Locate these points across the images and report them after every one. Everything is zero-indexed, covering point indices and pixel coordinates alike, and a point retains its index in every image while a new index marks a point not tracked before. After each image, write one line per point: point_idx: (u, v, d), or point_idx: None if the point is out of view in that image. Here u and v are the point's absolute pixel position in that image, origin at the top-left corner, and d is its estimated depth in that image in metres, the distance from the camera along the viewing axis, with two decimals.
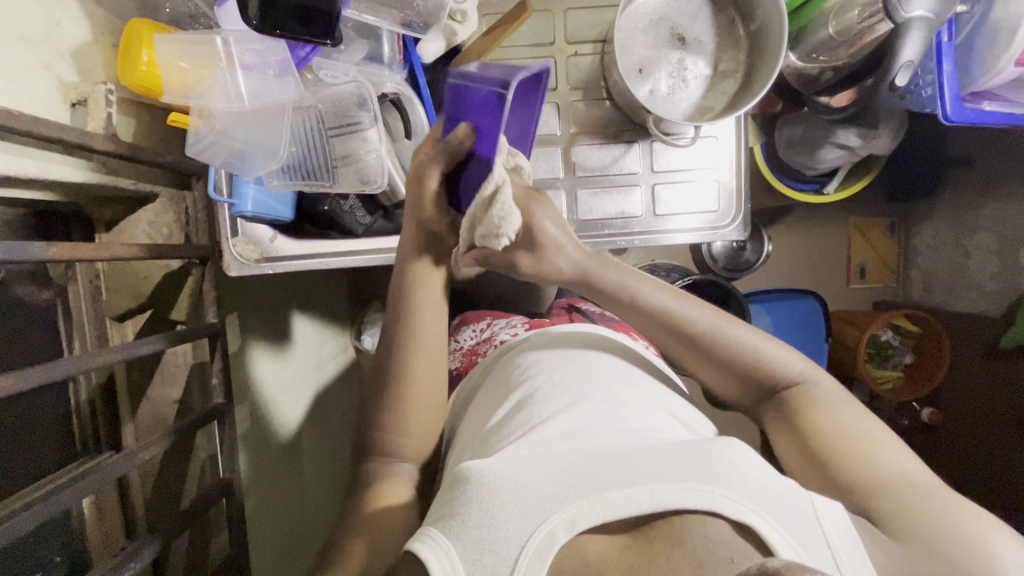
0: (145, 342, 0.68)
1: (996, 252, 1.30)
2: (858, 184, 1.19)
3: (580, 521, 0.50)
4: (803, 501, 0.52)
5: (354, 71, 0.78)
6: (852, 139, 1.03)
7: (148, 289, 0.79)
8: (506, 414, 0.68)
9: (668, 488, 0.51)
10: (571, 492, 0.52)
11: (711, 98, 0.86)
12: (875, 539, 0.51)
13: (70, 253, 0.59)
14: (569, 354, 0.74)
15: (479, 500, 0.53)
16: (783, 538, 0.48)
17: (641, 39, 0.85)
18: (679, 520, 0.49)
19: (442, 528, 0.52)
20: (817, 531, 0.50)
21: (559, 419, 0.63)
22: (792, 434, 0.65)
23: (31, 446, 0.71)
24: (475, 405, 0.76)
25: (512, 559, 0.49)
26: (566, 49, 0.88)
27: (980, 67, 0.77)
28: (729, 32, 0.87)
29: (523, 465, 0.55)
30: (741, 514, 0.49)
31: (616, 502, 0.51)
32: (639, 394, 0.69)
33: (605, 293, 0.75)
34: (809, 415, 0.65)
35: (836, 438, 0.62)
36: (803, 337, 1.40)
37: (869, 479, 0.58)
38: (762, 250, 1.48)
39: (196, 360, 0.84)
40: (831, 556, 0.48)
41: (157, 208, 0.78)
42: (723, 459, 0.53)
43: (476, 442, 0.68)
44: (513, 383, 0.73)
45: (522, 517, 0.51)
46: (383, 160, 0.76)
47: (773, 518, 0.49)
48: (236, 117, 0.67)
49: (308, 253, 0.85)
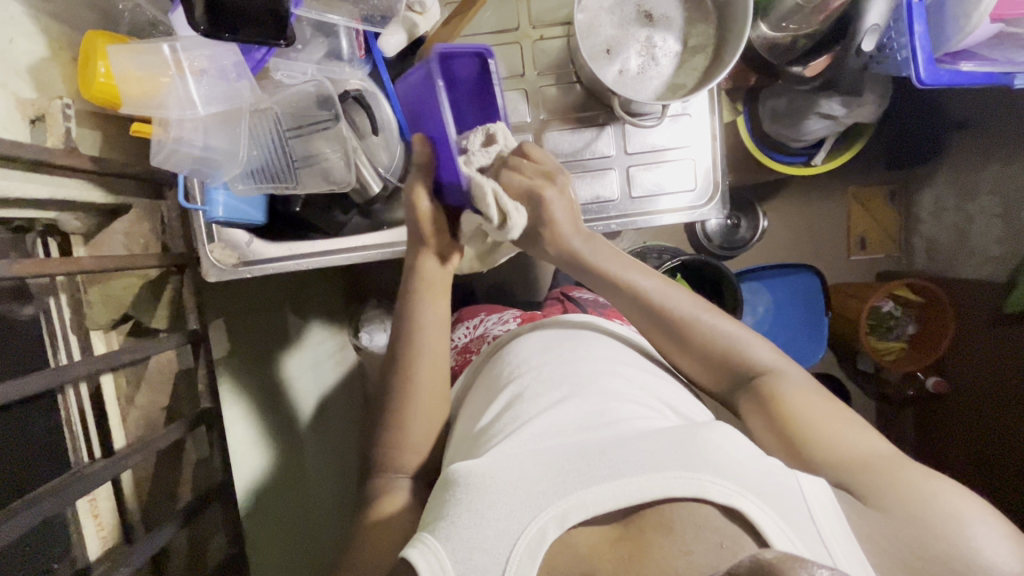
0: (120, 353, 0.70)
1: (998, 215, 1.30)
2: (845, 155, 1.16)
3: (571, 516, 0.50)
4: (793, 484, 0.51)
5: (313, 69, 0.76)
6: (836, 107, 1.02)
7: (129, 299, 0.80)
8: (494, 417, 0.68)
9: (656, 477, 0.50)
10: (560, 487, 0.52)
11: (682, 75, 0.84)
12: (855, 508, 0.51)
13: (35, 269, 0.60)
14: (554, 348, 0.74)
15: (468, 500, 0.53)
16: (775, 526, 0.48)
17: (607, 18, 0.83)
18: (668, 507, 0.49)
19: (433, 532, 0.52)
20: (804, 510, 0.49)
21: (547, 416, 0.63)
22: (768, 420, 0.64)
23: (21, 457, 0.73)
24: (469, 405, 0.76)
25: (504, 556, 0.49)
26: (531, 34, 0.87)
27: (953, 26, 0.74)
28: (698, 6, 0.84)
29: (510, 463, 0.55)
30: (731, 500, 0.49)
31: (605, 495, 0.50)
32: (630, 382, 0.68)
33: (591, 274, 0.74)
34: (785, 402, 0.64)
35: (805, 417, 0.62)
36: (803, 312, 1.39)
37: (843, 456, 0.58)
38: (758, 226, 1.47)
39: (182, 366, 0.87)
40: (818, 534, 0.48)
41: (132, 218, 0.79)
42: (709, 444, 0.53)
43: (465, 444, 0.68)
44: (501, 380, 0.73)
45: (511, 515, 0.51)
46: (347, 157, 0.75)
47: (763, 502, 0.49)
48: (192, 123, 0.66)
49: (284, 255, 0.85)
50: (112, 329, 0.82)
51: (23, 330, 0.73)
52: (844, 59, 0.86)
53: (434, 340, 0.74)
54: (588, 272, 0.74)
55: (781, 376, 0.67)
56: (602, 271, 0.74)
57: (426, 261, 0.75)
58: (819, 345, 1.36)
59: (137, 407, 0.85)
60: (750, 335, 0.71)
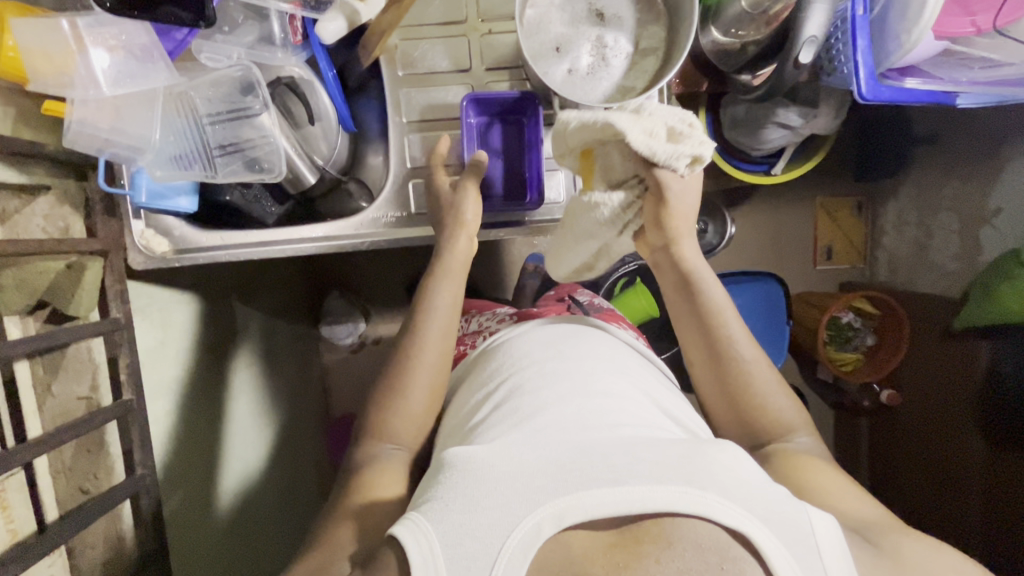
0: (24, 340, 0.68)
1: (957, 231, 1.32)
2: (806, 164, 1.15)
3: (569, 516, 0.49)
4: (800, 514, 0.51)
5: (241, 52, 0.72)
6: (794, 118, 1.02)
7: (45, 283, 0.74)
8: (494, 407, 0.68)
9: (660, 490, 0.49)
10: (560, 485, 0.51)
11: (632, 77, 0.83)
12: (860, 550, 0.53)
13: None
14: (560, 345, 0.75)
15: (464, 484, 0.52)
16: (783, 557, 0.47)
17: (557, 15, 0.82)
18: (670, 522, 0.48)
19: (423, 512, 0.52)
20: (812, 543, 0.49)
21: (554, 414, 0.63)
22: (782, 466, 0.66)
23: None
24: (461, 393, 0.78)
25: (494, 547, 0.48)
26: (479, 28, 0.82)
27: (894, 42, 0.73)
28: (650, 7, 0.82)
29: (511, 454, 0.54)
30: (738, 523, 0.48)
31: (608, 499, 0.49)
32: (635, 390, 0.69)
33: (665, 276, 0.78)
34: (801, 460, 0.66)
35: (816, 471, 0.65)
36: (766, 320, 1.39)
37: (847, 514, 0.60)
38: (725, 232, 1.45)
39: (108, 354, 0.85)
40: (824, 568, 0.48)
41: (52, 200, 0.75)
42: (715, 463, 0.53)
43: (459, 434, 0.69)
44: (501, 375, 0.73)
45: (507, 505, 0.50)
46: (277, 147, 0.73)
47: (768, 527, 0.48)
48: (98, 103, 0.63)
49: (214, 245, 0.83)
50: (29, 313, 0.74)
51: None
52: (780, 76, 0.79)
53: (444, 319, 0.75)
54: (679, 279, 0.76)
55: (804, 445, 0.70)
56: (683, 278, 0.76)
57: (458, 241, 0.77)
58: (778, 354, 1.37)
59: None
60: (789, 396, 0.73)
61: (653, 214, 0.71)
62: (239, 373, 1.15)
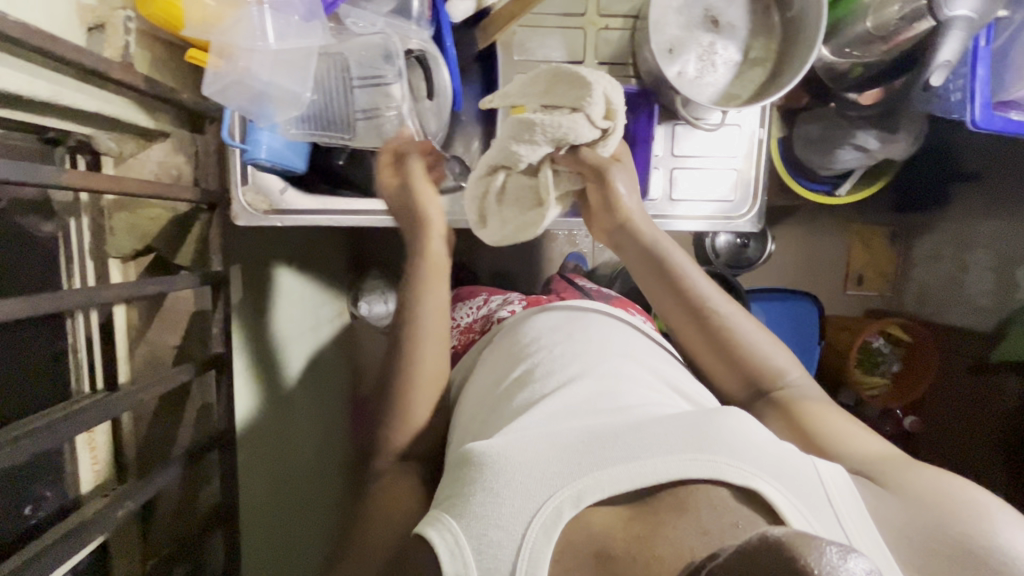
0: (150, 283, 0.66)
1: (993, 269, 1.40)
2: (871, 188, 1.19)
3: (587, 496, 0.50)
4: (804, 468, 0.52)
5: (381, 23, 0.73)
6: (871, 141, 1.05)
7: (154, 230, 0.78)
8: (507, 387, 0.68)
9: (672, 460, 0.50)
10: (575, 468, 0.51)
11: (739, 85, 0.85)
12: (873, 494, 0.53)
13: (81, 182, 0.55)
14: (568, 326, 0.74)
15: (485, 479, 0.52)
16: (793, 508, 0.48)
17: (674, 18, 0.83)
18: (683, 490, 0.49)
19: (450, 510, 0.51)
20: (821, 492, 0.50)
21: (563, 394, 0.62)
22: (786, 418, 0.67)
23: (17, 380, 0.68)
24: (479, 368, 0.76)
25: (520, 532, 0.48)
26: (597, 22, 0.84)
27: (1014, 75, 0.82)
28: (765, 20, 0.85)
29: (527, 444, 0.54)
30: (746, 481, 0.49)
31: (622, 475, 0.50)
32: (644, 371, 0.68)
33: (634, 254, 0.77)
34: (805, 408, 0.67)
35: (819, 416, 0.65)
36: (796, 337, 1.42)
37: (857, 453, 0.60)
38: (765, 249, 1.48)
39: (197, 308, 0.85)
40: (835, 515, 0.49)
41: (168, 147, 0.77)
42: (724, 431, 0.53)
43: (484, 405, 0.68)
44: (515, 357, 0.71)
45: (528, 493, 0.50)
46: (404, 119, 0.76)
47: (777, 482, 0.49)
48: (261, 56, 0.64)
49: (316, 210, 0.84)
50: (131, 260, 0.80)
51: (40, 247, 0.71)
52: (908, 95, 0.88)
53: (435, 321, 0.72)
54: (649, 253, 0.77)
55: (801, 389, 0.70)
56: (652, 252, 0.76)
57: (431, 243, 0.75)
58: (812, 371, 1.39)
59: (147, 342, 0.82)
60: (778, 343, 0.73)
61: (599, 196, 0.76)
62: (281, 328, 1.09)
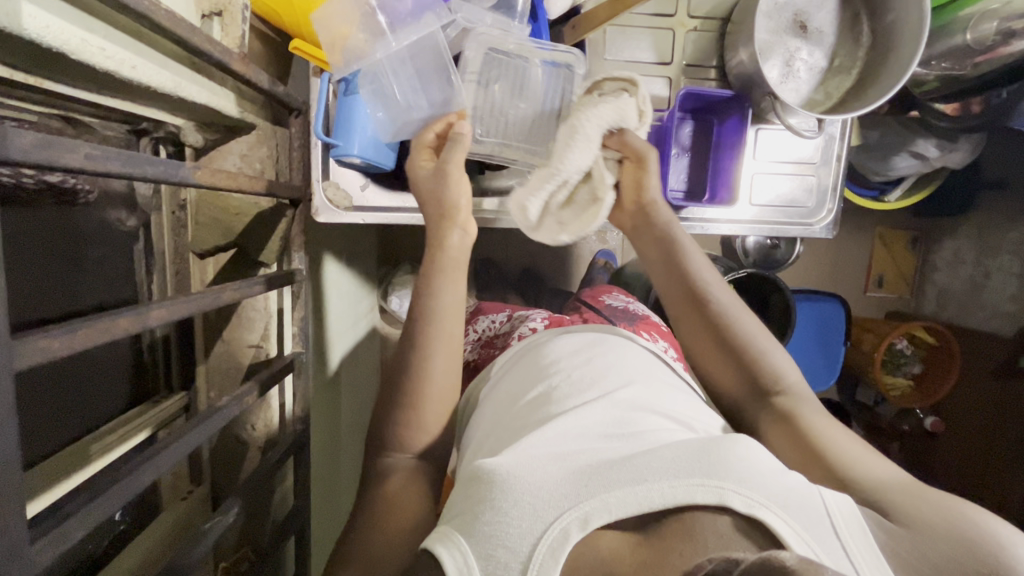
0: (257, 280, 0.62)
1: (1017, 275, 1.36)
2: (919, 195, 1.21)
3: (595, 519, 0.43)
4: (805, 487, 0.44)
5: (489, 19, 0.74)
6: (931, 149, 1.06)
7: (238, 226, 0.73)
8: (524, 407, 0.62)
9: (678, 483, 0.43)
10: (582, 489, 0.45)
11: (821, 92, 0.86)
12: (882, 525, 0.44)
13: (210, 178, 0.51)
14: (585, 348, 0.67)
15: (493, 495, 0.45)
16: (794, 532, 0.40)
17: (766, 21, 0.82)
18: (690, 516, 0.42)
19: (458, 527, 0.45)
20: (827, 523, 0.42)
21: (574, 415, 0.55)
22: (788, 429, 0.58)
23: (99, 389, 0.65)
24: (494, 390, 0.70)
25: (525, 554, 0.41)
26: (686, 23, 0.84)
27: None
28: (852, 27, 0.85)
29: (536, 464, 0.48)
30: (751, 508, 0.41)
31: (628, 499, 0.43)
32: (665, 386, 0.62)
33: (648, 240, 0.73)
34: (805, 419, 0.58)
35: (821, 435, 0.56)
36: (822, 338, 1.37)
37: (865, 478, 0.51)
38: (794, 251, 1.44)
39: (276, 308, 0.80)
40: (843, 548, 0.41)
41: (252, 140, 0.72)
42: (733, 453, 0.46)
43: (500, 424, 0.62)
44: (529, 381, 0.66)
45: (535, 513, 0.43)
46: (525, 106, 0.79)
47: (787, 514, 0.41)
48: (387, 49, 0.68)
49: (394, 206, 0.85)
50: (208, 257, 0.77)
51: (121, 241, 0.68)
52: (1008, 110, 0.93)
53: (452, 319, 0.63)
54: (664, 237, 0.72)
55: (806, 399, 0.61)
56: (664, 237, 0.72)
57: (449, 233, 0.66)
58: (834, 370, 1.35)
59: (222, 343, 0.79)
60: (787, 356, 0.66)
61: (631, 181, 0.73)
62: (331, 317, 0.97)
